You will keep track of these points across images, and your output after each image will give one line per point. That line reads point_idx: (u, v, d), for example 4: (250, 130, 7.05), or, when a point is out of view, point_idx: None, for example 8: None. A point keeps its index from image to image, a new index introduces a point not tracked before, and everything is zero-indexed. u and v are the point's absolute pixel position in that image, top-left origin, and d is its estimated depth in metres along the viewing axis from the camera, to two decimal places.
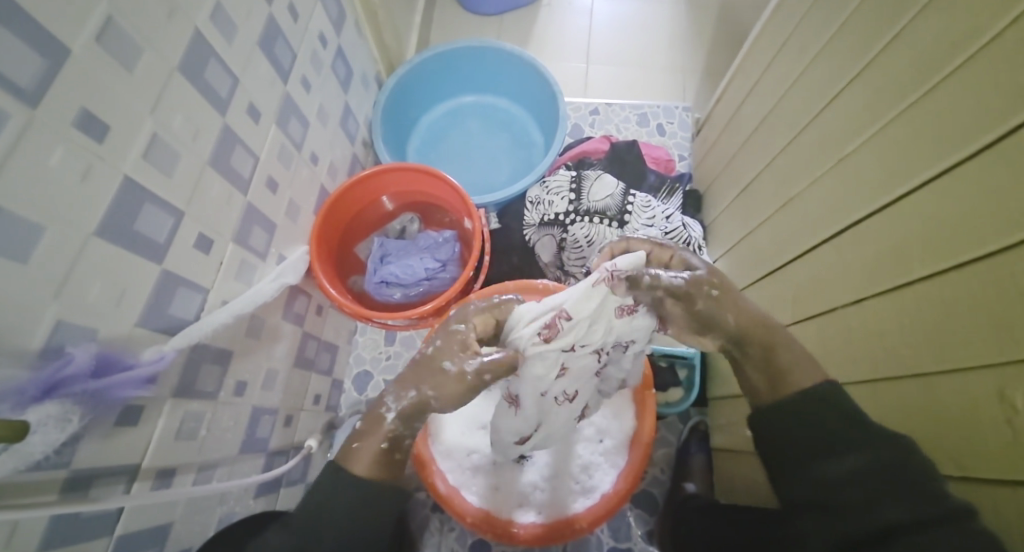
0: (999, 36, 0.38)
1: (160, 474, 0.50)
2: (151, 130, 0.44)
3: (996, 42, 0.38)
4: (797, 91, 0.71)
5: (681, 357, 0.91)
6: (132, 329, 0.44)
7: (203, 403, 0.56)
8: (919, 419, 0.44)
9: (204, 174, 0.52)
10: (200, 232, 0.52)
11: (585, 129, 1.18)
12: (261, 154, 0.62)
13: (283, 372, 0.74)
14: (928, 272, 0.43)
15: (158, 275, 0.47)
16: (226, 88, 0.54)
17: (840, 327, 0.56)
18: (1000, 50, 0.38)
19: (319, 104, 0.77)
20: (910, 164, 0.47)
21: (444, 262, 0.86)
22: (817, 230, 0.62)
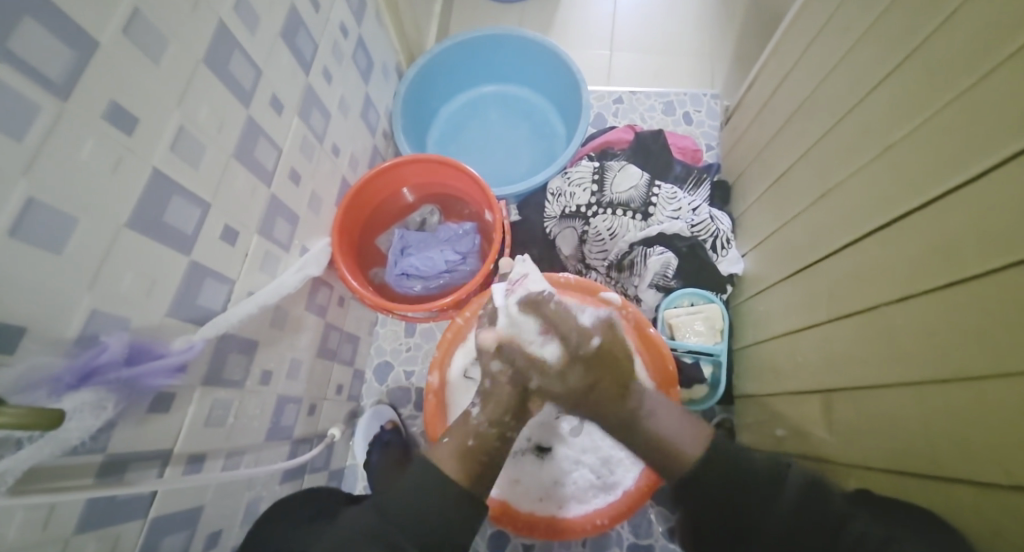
0: None
1: (191, 459, 0.52)
2: (179, 122, 0.45)
3: None
4: (838, 76, 0.67)
5: (706, 354, 0.89)
6: (163, 319, 0.45)
7: (231, 392, 0.57)
8: (968, 425, 0.42)
9: (229, 167, 0.52)
10: (226, 224, 0.53)
11: (609, 118, 1.16)
12: (285, 146, 0.62)
13: (306, 362, 0.75)
14: (980, 270, 0.41)
15: (186, 266, 0.47)
16: (250, 80, 0.54)
17: (882, 327, 0.54)
18: None
19: (341, 95, 0.77)
20: (963, 153, 0.44)
21: (464, 254, 0.85)
22: (859, 220, 0.60)
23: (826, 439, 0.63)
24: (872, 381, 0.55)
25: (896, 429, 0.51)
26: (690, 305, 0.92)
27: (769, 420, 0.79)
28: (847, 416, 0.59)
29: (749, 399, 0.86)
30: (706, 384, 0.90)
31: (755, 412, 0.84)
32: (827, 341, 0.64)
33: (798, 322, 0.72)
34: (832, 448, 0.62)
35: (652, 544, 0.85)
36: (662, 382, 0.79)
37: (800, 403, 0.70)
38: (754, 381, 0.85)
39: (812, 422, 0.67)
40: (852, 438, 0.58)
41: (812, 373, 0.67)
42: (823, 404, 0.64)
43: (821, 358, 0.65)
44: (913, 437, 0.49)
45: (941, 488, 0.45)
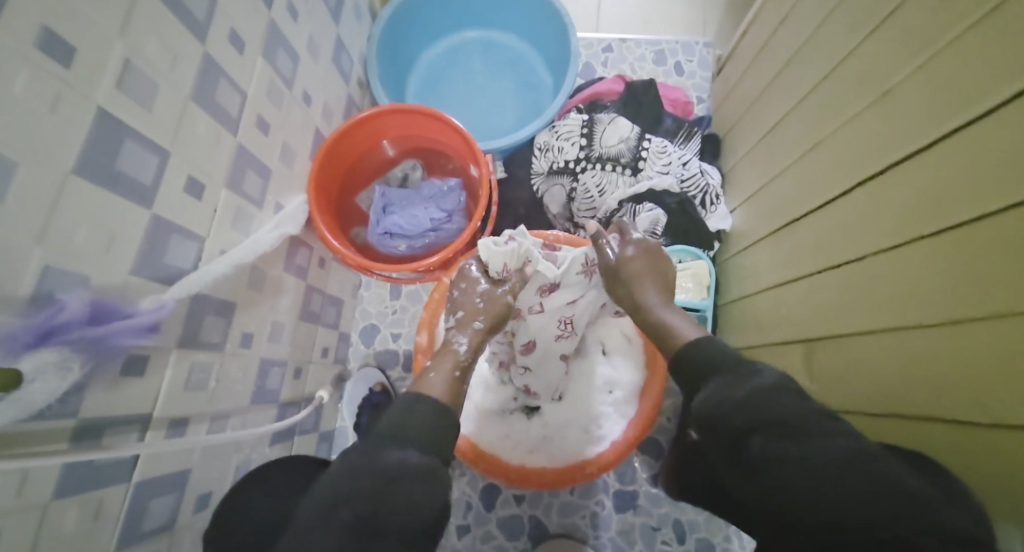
0: None
1: (172, 423, 0.50)
2: (123, 56, 0.40)
3: None
4: (838, 17, 0.64)
5: (694, 310, 0.89)
6: (127, 278, 0.42)
7: (210, 354, 0.55)
8: (953, 369, 0.42)
9: (187, 110, 0.48)
10: (189, 174, 0.49)
11: (597, 69, 1.11)
12: (250, 90, 0.58)
13: (288, 324, 0.73)
14: (971, 214, 0.40)
15: (148, 220, 0.44)
16: (205, 12, 0.49)
17: (868, 276, 0.53)
18: None
19: (309, 37, 0.71)
20: (963, 94, 0.42)
21: (449, 212, 0.82)
22: (851, 169, 0.58)
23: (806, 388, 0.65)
24: (853, 328, 0.55)
25: (876, 373, 0.52)
26: (678, 262, 0.92)
27: None
28: (827, 361, 0.60)
29: None
30: None
31: None
32: (811, 292, 0.64)
33: (783, 274, 0.72)
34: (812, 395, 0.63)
35: (636, 490, 0.89)
36: None
37: (780, 352, 0.71)
38: (737, 333, 0.86)
39: (792, 368, 0.68)
40: (830, 384, 0.60)
41: (794, 324, 0.68)
42: (805, 353, 0.65)
43: (802, 309, 0.66)
44: (893, 381, 0.49)
45: (918, 426, 0.46)
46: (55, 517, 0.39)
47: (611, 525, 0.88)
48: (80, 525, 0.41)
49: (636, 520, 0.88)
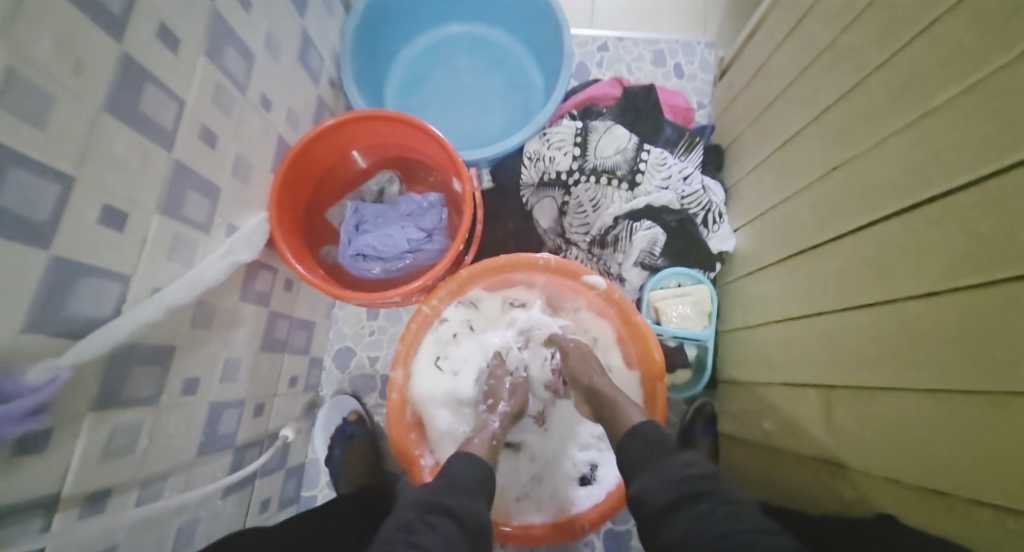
0: None
1: (89, 500, 0.42)
2: (10, 63, 0.30)
3: None
4: (859, 25, 0.57)
5: (692, 339, 0.82)
6: (19, 338, 0.34)
7: (140, 410, 0.47)
8: (993, 452, 0.36)
9: (100, 127, 0.39)
10: (106, 204, 0.40)
11: (592, 70, 1.04)
12: (189, 96, 0.49)
13: (246, 359, 0.65)
14: (1013, 273, 0.34)
15: (47, 265, 0.35)
16: (123, 4, 0.40)
17: (894, 327, 0.48)
18: None
19: (268, 32, 0.62)
20: (1004, 127, 0.36)
21: (430, 231, 0.74)
22: (877, 200, 0.51)
23: (818, 438, 0.59)
24: (877, 382, 0.49)
25: (901, 437, 0.46)
26: (678, 286, 0.85)
27: (755, 408, 0.74)
28: (847, 415, 0.54)
29: (733, 383, 0.82)
30: (690, 368, 0.85)
31: (737, 396, 0.80)
32: (828, 336, 0.58)
33: (794, 310, 0.66)
34: (825, 446, 0.57)
35: (628, 531, 0.83)
36: (650, 372, 0.69)
37: (791, 396, 0.65)
38: (739, 365, 0.80)
39: (804, 416, 0.62)
40: (848, 442, 0.54)
41: (807, 366, 0.62)
42: (820, 400, 0.59)
43: (816, 352, 0.60)
44: (925, 452, 0.43)
45: (956, 510, 0.40)
46: None
47: None
48: None
49: None
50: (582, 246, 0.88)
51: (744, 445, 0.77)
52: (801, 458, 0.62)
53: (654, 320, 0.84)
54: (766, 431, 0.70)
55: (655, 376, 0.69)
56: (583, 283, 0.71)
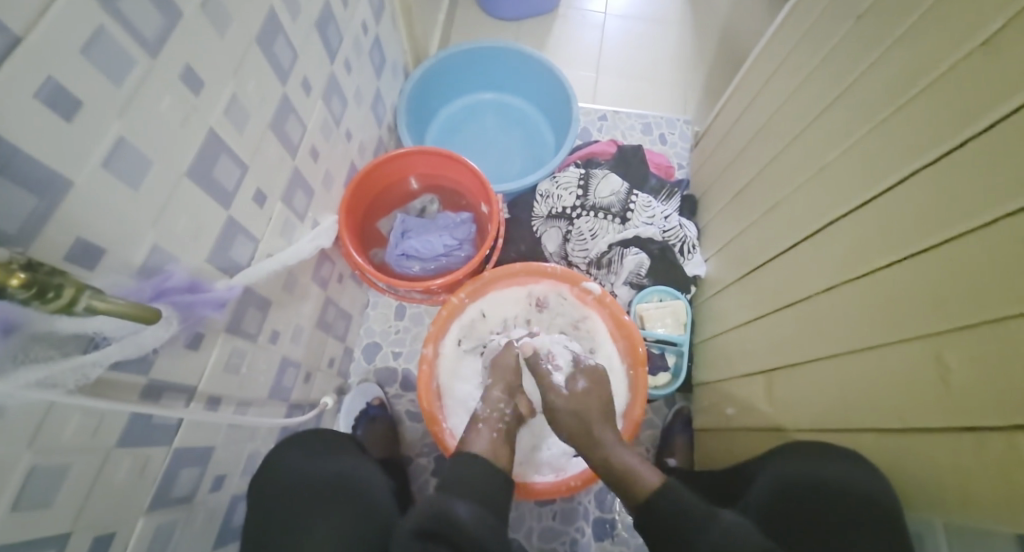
0: (954, 66, 0.46)
1: (208, 399, 0.57)
2: (232, 92, 0.50)
3: (953, 70, 0.46)
4: (790, 108, 0.80)
5: (671, 343, 0.99)
6: (205, 263, 0.51)
7: (246, 343, 0.62)
8: (873, 387, 0.52)
9: (264, 137, 0.58)
10: (257, 187, 0.58)
11: (593, 133, 1.28)
12: (310, 124, 0.68)
13: (307, 330, 0.80)
14: (886, 261, 0.52)
15: (224, 220, 0.53)
16: (289, 62, 0.60)
17: (812, 313, 0.65)
18: (957, 78, 0.46)
19: (357, 86, 0.84)
20: (877, 170, 0.56)
21: (460, 241, 0.93)
22: (797, 228, 0.71)
23: (764, 411, 0.75)
24: (801, 357, 0.66)
25: (817, 392, 0.62)
26: (658, 301, 1.03)
27: (721, 402, 0.89)
28: (782, 388, 0.70)
29: (706, 387, 0.97)
30: (669, 372, 1.01)
31: (710, 397, 0.95)
32: (770, 330, 0.75)
33: (747, 316, 0.83)
34: (769, 416, 0.73)
35: (614, 518, 0.94)
36: (633, 361, 0.86)
37: (746, 384, 0.81)
38: (709, 369, 0.96)
39: (755, 398, 0.78)
40: (784, 408, 0.69)
41: (756, 357, 0.78)
42: (765, 382, 0.75)
43: (763, 344, 0.77)
44: (831, 398, 0.59)
45: (849, 432, 0.56)
46: (113, 466, 0.45)
47: None
48: (129, 477, 0.47)
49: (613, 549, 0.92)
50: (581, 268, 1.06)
51: (713, 435, 0.91)
52: (754, 432, 0.77)
53: (640, 327, 1.01)
54: (728, 417, 0.86)
55: (637, 364, 0.86)
56: (581, 288, 0.90)
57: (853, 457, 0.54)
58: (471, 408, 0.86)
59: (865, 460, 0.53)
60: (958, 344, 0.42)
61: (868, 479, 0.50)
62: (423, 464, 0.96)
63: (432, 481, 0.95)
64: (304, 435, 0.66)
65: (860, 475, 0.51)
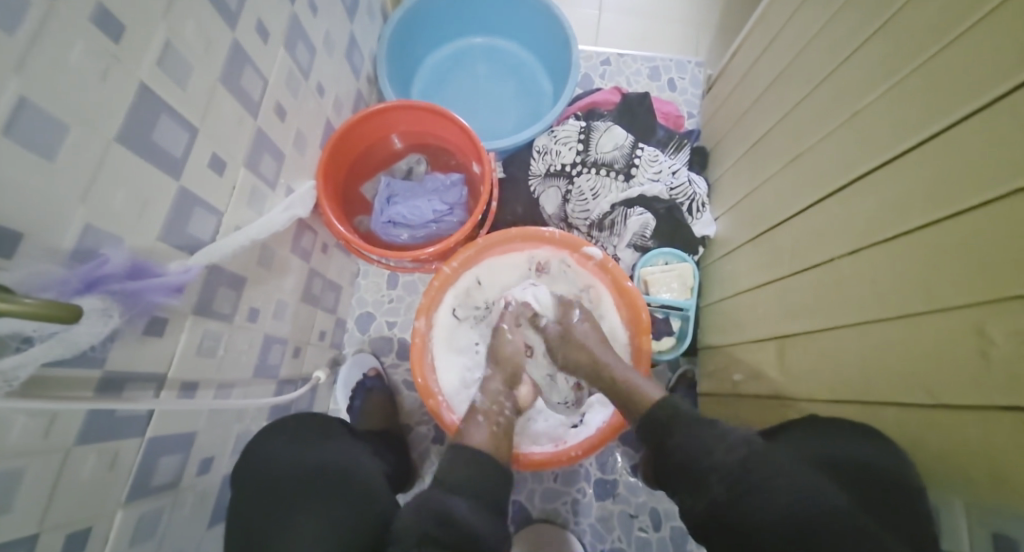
0: None
1: (183, 386, 0.53)
2: (165, 37, 0.42)
3: None
4: (818, 44, 0.70)
5: (677, 309, 0.95)
6: (155, 243, 0.45)
7: (220, 323, 0.58)
8: (902, 359, 0.47)
9: (216, 93, 0.50)
10: (214, 152, 0.51)
11: (595, 80, 1.17)
12: (271, 77, 0.60)
13: (291, 304, 0.76)
14: (926, 220, 0.46)
15: (176, 191, 0.46)
16: (237, 2, 0.51)
17: (835, 277, 0.59)
18: None
19: (326, 32, 0.74)
20: (924, 115, 0.48)
21: (451, 205, 0.86)
22: (823, 182, 0.64)
23: (775, 379, 0.71)
24: (820, 325, 0.61)
25: (836, 361, 0.57)
26: (664, 264, 0.97)
27: (728, 367, 0.86)
28: (797, 357, 0.66)
29: (712, 350, 0.93)
30: (674, 336, 0.97)
31: (716, 361, 0.91)
32: (786, 294, 0.70)
33: (761, 278, 0.78)
34: (780, 385, 0.69)
35: (616, 482, 0.93)
36: (637, 329, 0.82)
37: (757, 349, 0.77)
38: (716, 332, 0.92)
39: (766, 364, 0.74)
40: (797, 377, 0.65)
41: (770, 322, 0.73)
42: (778, 348, 0.71)
43: (777, 309, 0.72)
44: (851, 370, 0.55)
45: (870, 406, 0.52)
46: (75, 463, 0.41)
47: (592, 512, 0.91)
48: (96, 472, 0.44)
49: (614, 507, 0.91)
50: (582, 230, 0.99)
51: (720, 400, 0.87)
52: (763, 401, 0.73)
53: (644, 292, 0.96)
54: (736, 382, 0.82)
55: (640, 333, 0.81)
56: (582, 253, 0.85)
57: (856, 431, 0.50)
58: (466, 380, 0.83)
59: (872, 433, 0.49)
60: (1006, 316, 0.37)
61: (868, 452, 0.47)
62: (423, 433, 0.95)
63: (432, 449, 0.94)
64: (288, 422, 0.66)
65: (860, 448, 0.48)
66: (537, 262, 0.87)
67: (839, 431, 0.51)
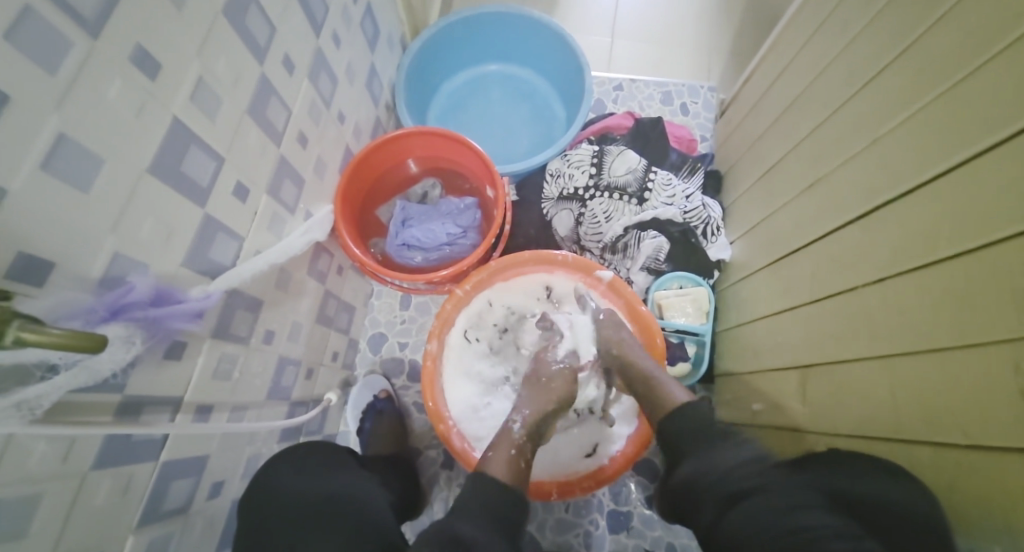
0: None
1: (198, 409, 0.53)
2: (198, 72, 0.44)
3: None
4: (835, 72, 0.70)
5: (691, 334, 0.94)
6: (179, 269, 0.46)
7: (237, 346, 0.58)
8: (934, 394, 0.46)
9: (242, 123, 0.52)
10: (238, 180, 0.52)
11: (608, 105, 1.19)
12: (295, 107, 0.62)
13: (306, 326, 0.76)
14: (953, 252, 0.45)
15: (201, 219, 0.47)
16: (265, 37, 0.53)
17: (858, 308, 0.58)
18: None
19: (348, 62, 0.77)
20: (947, 145, 0.48)
21: (466, 228, 0.87)
22: (845, 210, 0.63)
23: (799, 412, 0.69)
24: (843, 356, 0.60)
25: (864, 394, 0.56)
26: (678, 288, 0.97)
27: (746, 394, 0.85)
28: (820, 388, 0.64)
29: (728, 377, 0.91)
30: (689, 362, 0.95)
31: (733, 388, 0.89)
32: (807, 323, 0.69)
33: (781, 305, 0.77)
34: (804, 418, 0.67)
35: (630, 512, 0.91)
36: (651, 354, 0.81)
37: (778, 378, 0.75)
38: (734, 360, 0.90)
39: (787, 395, 0.72)
40: (822, 409, 0.64)
41: (790, 351, 0.72)
42: (800, 379, 0.69)
43: (797, 338, 0.71)
44: (880, 405, 0.53)
45: (905, 446, 0.50)
46: (90, 489, 0.41)
47: (605, 545, 0.89)
48: (111, 497, 0.44)
49: (629, 541, 0.89)
50: (595, 253, 0.99)
51: (738, 429, 0.86)
52: (784, 433, 0.71)
53: (658, 316, 0.95)
54: (755, 412, 0.81)
55: (655, 359, 0.80)
56: (593, 277, 0.85)
57: (888, 472, 0.48)
58: (476, 406, 0.81)
59: (903, 474, 0.47)
60: None
61: (899, 495, 0.45)
62: (433, 457, 0.94)
63: (442, 473, 0.92)
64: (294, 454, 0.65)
65: (891, 493, 0.46)
66: (548, 285, 0.87)
67: (867, 476, 0.49)
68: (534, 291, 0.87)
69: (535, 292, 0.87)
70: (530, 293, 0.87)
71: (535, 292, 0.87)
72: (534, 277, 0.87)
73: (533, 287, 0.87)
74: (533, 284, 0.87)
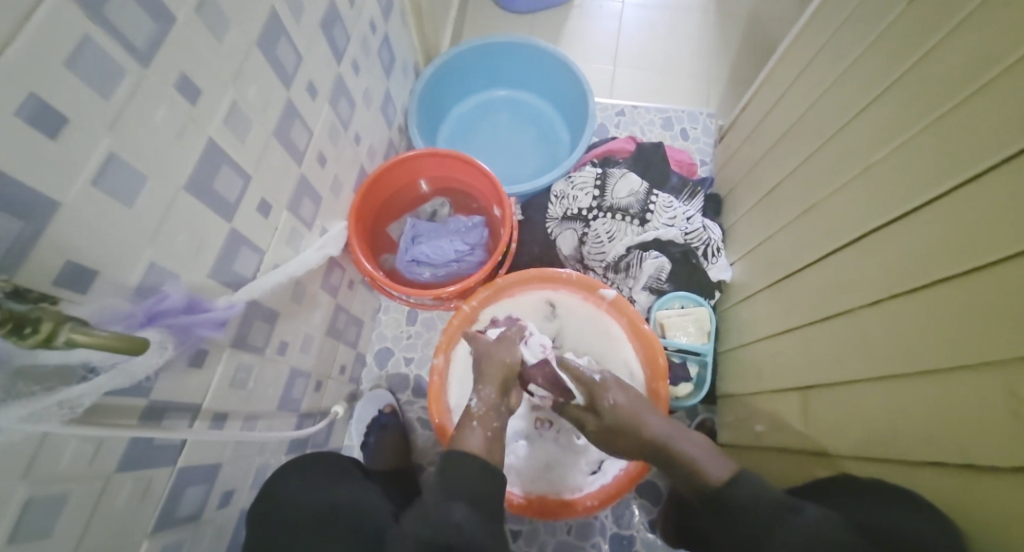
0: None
1: (214, 417, 0.55)
2: (232, 98, 0.47)
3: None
4: (828, 103, 0.74)
5: (693, 353, 0.96)
6: (206, 280, 0.48)
7: (253, 357, 0.60)
8: (929, 414, 0.48)
9: (268, 144, 0.55)
10: (262, 197, 0.55)
11: (611, 129, 1.23)
12: (316, 129, 0.65)
13: (317, 338, 0.78)
14: (945, 275, 0.47)
15: (227, 232, 0.50)
16: (292, 65, 0.56)
17: (855, 328, 0.60)
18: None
19: (365, 88, 0.81)
20: (935, 174, 0.51)
21: (472, 246, 0.90)
22: (841, 233, 0.66)
23: (800, 431, 0.70)
24: (844, 376, 0.61)
25: (863, 414, 0.57)
26: (680, 307, 0.99)
27: (749, 414, 0.86)
28: (821, 409, 0.65)
29: (731, 397, 0.93)
30: (692, 382, 0.97)
31: (736, 408, 0.91)
32: (807, 342, 0.71)
33: (781, 325, 0.79)
34: (807, 437, 0.68)
35: (633, 535, 0.91)
36: (654, 373, 0.82)
37: (779, 398, 0.76)
38: (735, 379, 0.92)
39: (790, 414, 0.73)
40: (824, 429, 0.65)
41: (791, 371, 0.74)
42: (801, 399, 0.70)
43: (798, 359, 0.72)
44: (881, 426, 0.54)
45: (904, 465, 0.51)
46: (112, 492, 0.43)
47: None
48: (130, 501, 0.45)
49: None
50: (598, 272, 1.02)
51: (742, 449, 0.86)
52: (788, 452, 0.73)
53: (660, 334, 0.97)
54: (759, 432, 0.82)
55: (658, 377, 0.82)
56: (596, 295, 0.87)
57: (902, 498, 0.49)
58: None
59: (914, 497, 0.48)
60: None
61: (920, 524, 0.45)
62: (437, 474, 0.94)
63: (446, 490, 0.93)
64: (307, 462, 0.66)
65: (912, 522, 0.46)
66: (552, 302, 0.89)
67: (885, 508, 0.50)
68: (537, 308, 0.89)
69: (539, 309, 0.89)
70: (533, 310, 0.89)
71: (539, 309, 0.89)
72: (537, 294, 0.90)
73: (537, 304, 0.89)
74: (537, 300, 0.89)
